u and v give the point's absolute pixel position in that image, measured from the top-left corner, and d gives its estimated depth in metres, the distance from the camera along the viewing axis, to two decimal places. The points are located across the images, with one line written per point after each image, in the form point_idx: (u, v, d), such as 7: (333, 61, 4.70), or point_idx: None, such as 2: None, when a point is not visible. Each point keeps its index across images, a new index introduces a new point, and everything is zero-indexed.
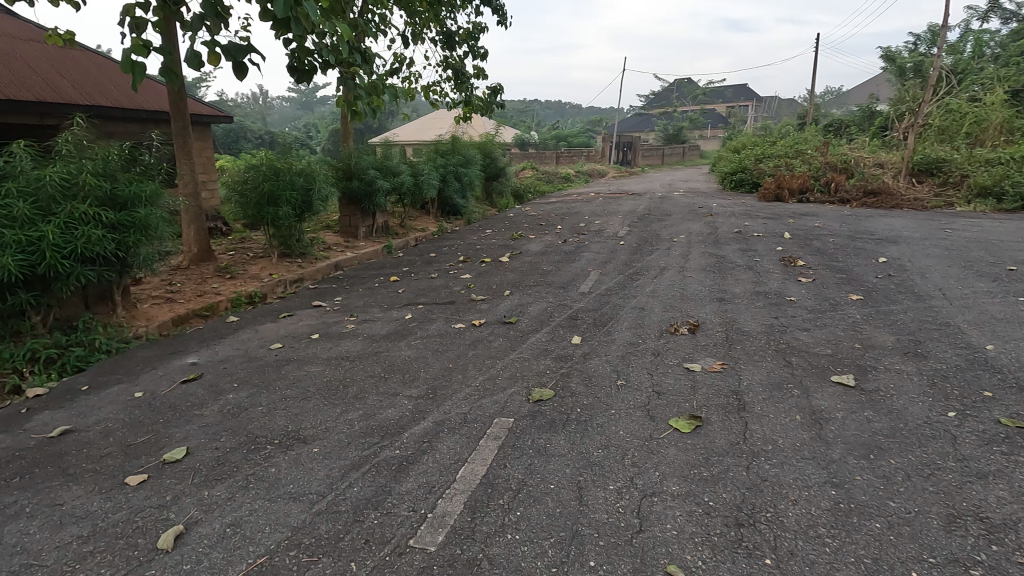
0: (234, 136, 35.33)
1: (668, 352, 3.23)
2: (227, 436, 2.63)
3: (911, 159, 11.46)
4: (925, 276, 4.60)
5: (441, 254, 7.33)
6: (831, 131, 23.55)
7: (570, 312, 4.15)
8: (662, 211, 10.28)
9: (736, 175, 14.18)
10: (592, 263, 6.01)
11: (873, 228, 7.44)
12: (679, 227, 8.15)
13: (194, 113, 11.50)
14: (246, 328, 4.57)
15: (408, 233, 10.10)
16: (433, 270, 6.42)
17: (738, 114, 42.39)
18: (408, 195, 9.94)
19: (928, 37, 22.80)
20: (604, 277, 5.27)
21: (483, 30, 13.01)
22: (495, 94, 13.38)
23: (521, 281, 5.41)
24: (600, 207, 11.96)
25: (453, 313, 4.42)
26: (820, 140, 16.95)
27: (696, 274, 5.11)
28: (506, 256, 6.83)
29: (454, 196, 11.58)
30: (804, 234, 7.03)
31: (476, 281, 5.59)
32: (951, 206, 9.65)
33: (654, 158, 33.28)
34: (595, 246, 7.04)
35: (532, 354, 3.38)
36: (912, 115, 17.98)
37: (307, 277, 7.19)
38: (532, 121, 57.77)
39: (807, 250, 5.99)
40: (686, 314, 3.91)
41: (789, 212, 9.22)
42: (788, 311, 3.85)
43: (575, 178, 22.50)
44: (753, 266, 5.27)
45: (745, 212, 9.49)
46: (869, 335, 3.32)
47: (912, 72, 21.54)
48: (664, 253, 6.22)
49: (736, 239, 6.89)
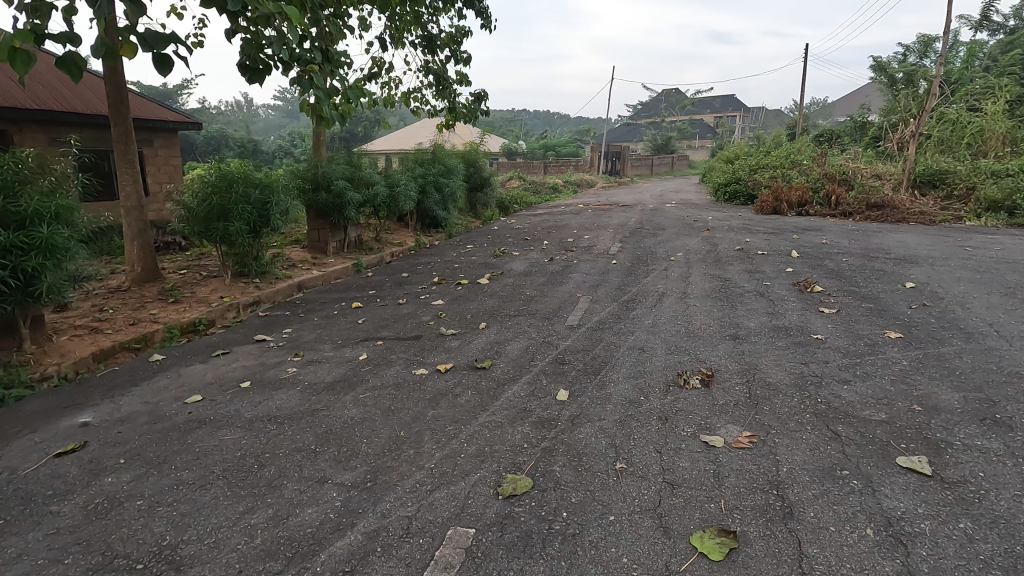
0: (215, 144, 34.44)
1: (678, 417, 2.55)
2: (79, 553, 1.90)
3: (913, 171, 10.99)
4: (967, 307, 3.98)
5: (415, 275, 6.61)
6: (822, 141, 23.25)
7: (555, 355, 3.45)
8: (655, 225, 9.67)
9: (730, 186, 13.66)
10: (581, 286, 5.34)
11: (886, 245, 6.86)
12: (675, 244, 7.53)
13: (158, 118, 10.71)
14: (168, 370, 3.81)
15: (383, 248, 9.41)
16: (402, 293, 5.71)
17: (726, 125, 42.32)
18: (384, 208, 9.23)
19: (917, 48, 22.66)
20: (595, 305, 4.60)
21: (466, 35, 12.43)
22: (479, 101, 12.77)
23: (500, 310, 4.72)
24: (590, 219, 11.35)
25: (416, 354, 3.71)
26: (813, 150, 16.56)
27: (701, 302, 4.46)
28: (486, 277, 6.14)
29: (435, 208, 10.90)
30: (813, 253, 6.43)
31: (449, 309, 4.88)
32: (960, 220, 9.14)
33: (642, 168, 32.91)
34: (584, 265, 6.38)
35: (506, 416, 2.68)
36: (906, 125, 17.65)
37: (264, 299, 6.43)
38: (521, 131, 57.43)
39: (821, 271, 5.38)
40: (695, 357, 3.24)
41: (791, 227, 8.66)
42: (818, 354, 3.19)
43: (563, 189, 21.94)
44: (764, 292, 4.63)
45: (744, 226, 8.89)
46: (927, 391, 2.66)
47: (903, 83, 21.33)
48: (662, 275, 5.57)
49: (738, 258, 6.25)
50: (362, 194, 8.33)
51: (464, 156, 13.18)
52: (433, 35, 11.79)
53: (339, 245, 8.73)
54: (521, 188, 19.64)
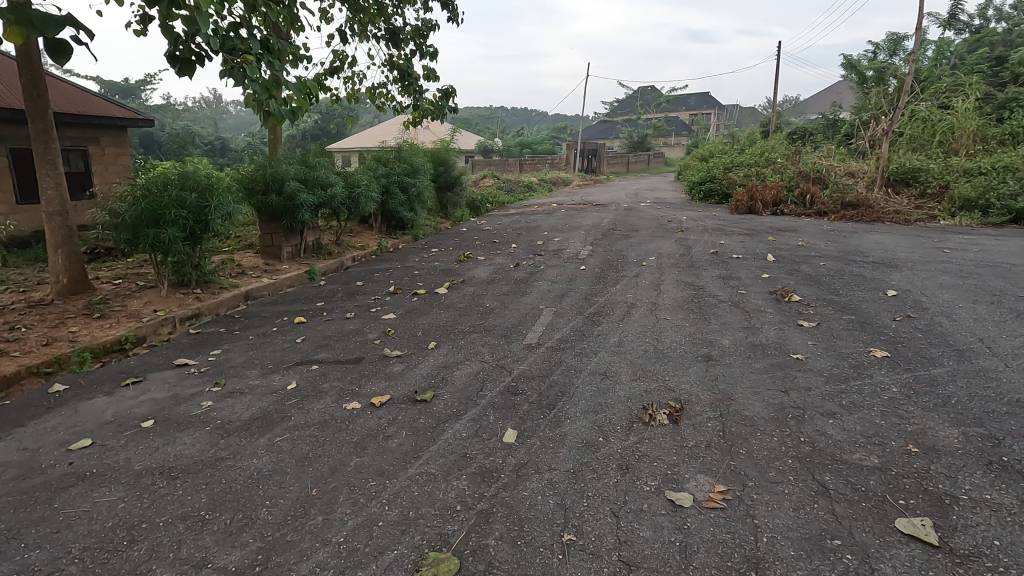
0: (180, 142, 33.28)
1: (641, 466, 2.17)
2: None
3: (887, 169, 10.87)
4: (954, 319, 3.70)
5: (370, 284, 6.15)
6: (795, 138, 23.29)
7: (508, 382, 3.05)
8: (629, 226, 9.34)
9: (705, 185, 13.44)
10: (546, 297, 4.95)
11: (863, 247, 6.62)
12: (648, 247, 7.19)
13: (103, 115, 10.00)
14: (66, 404, 3.31)
15: (344, 252, 8.94)
16: (353, 305, 5.25)
17: (701, 123, 42.47)
18: (343, 210, 8.72)
19: (887, 45, 22.84)
20: (558, 319, 4.21)
21: (432, 28, 11.95)
22: (447, 97, 12.32)
23: (455, 325, 4.31)
24: (562, 220, 10.98)
25: (352, 382, 3.27)
26: (787, 148, 16.47)
27: (671, 315, 4.12)
28: (445, 285, 5.71)
29: (401, 210, 10.41)
30: (789, 256, 6.15)
31: (399, 325, 4.44)
32: (934, 219, 9.01)
33: (618, 165, 32.74)
34: (551, 272, 5.99)
35: (442, 465, 2.28)
36: (878, 123, 17.67)
37: (204, 312, 5.90)
38: (497, 128, 56.98)
39: (798, 278, 5.09)
40: (664, 385, 2.87)
41: (766, 227, 8.42)
42: (799, 380, 2.85)
43: (538, 188, 21.57)
44: (739, 303, 4.31)
45: (719, 227, 8.61)
46: (923, 427, 2.33)
47: (873, 80, 21.45)
48: (632, 283, 5.22)
49: (713, 263, 5.94)
50: (319, 196, 7.81)
51: (432, 154, 12.71)
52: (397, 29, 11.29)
53: (295, 250, 8.21)
54: (495, 187, 19.20)
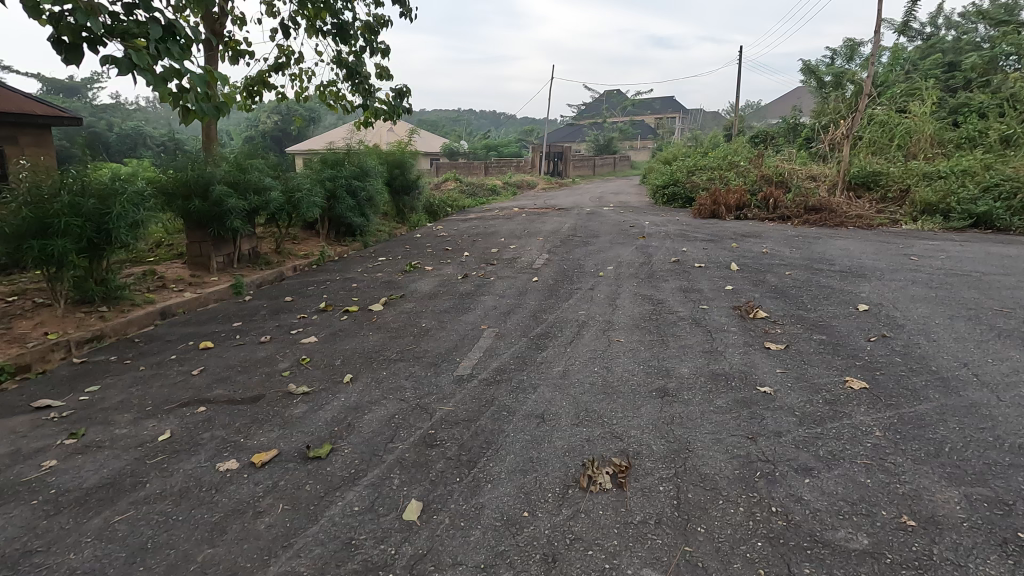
0: (128, 143, 31.66)
1: (572, 557, 1.67)
2: None
3: (848, 172, 10.78)
4: (933, 338, 3.34)
5: (301, 299, 5.54)
6: (757, 142, 23.46)
7: (426, 429, 2.53)
8: (589, 232, 8.93)
9: (669, 188, 13.17)
10: (490, 314, 4.45)
11: (828, 254, 6.34)
12: (607, 255, 6.78)
13: (19, 111, 9.10)
14: None
15: (285, 261, 8.29)
16: (273, 325, 4.64)
17: (666, 127, 42.80)
18: (281, 215, 8.06)
19: (844, 51, 23.22)
20: (500, 342, 3.72)
21: (385, 24, 11.36)
22: (401, 97, 11.75)
23: (382, 350, 3.76)
24: (522, 225, 10.52)
25: (240, 429, 2.70)
26: (750, 151, 16.43)
27: (625, 335, 3.67)
28: (382, 301, 5.15)
29: (349, 214, 9.78)
30: (753, 265, 5.81)
31: (318, 350, 3.87)
32: (897, 223, 8.88)
33: (584, 169, 32.58)
34: (501, 284, 5.50)
35: (317, 559, 1.75)
36: (837, 127, 17.83)
37: (108, 333, 5.19)
38: (464, 131, 56.36)
39: (763, 290, 4.73)
40: (609, 432, 2.39)
41: (729, 233, 8.13)
42: (767, 423, 2.41)
43: (502, 191, 21.09)
44: (700, 321, 3.89)
45: (682, 233, 8.27)
46: (917, 489, 1.92)
47: (831, 85, 21.74)
48: (586, 297, 4.77)
49: (673, 274, 5.56)
50: (251, 201, 7.13)
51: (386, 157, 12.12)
52: (346, 24, 10.68)
53: (226, 260, 7.51)
54: (457, 191, 18.63)
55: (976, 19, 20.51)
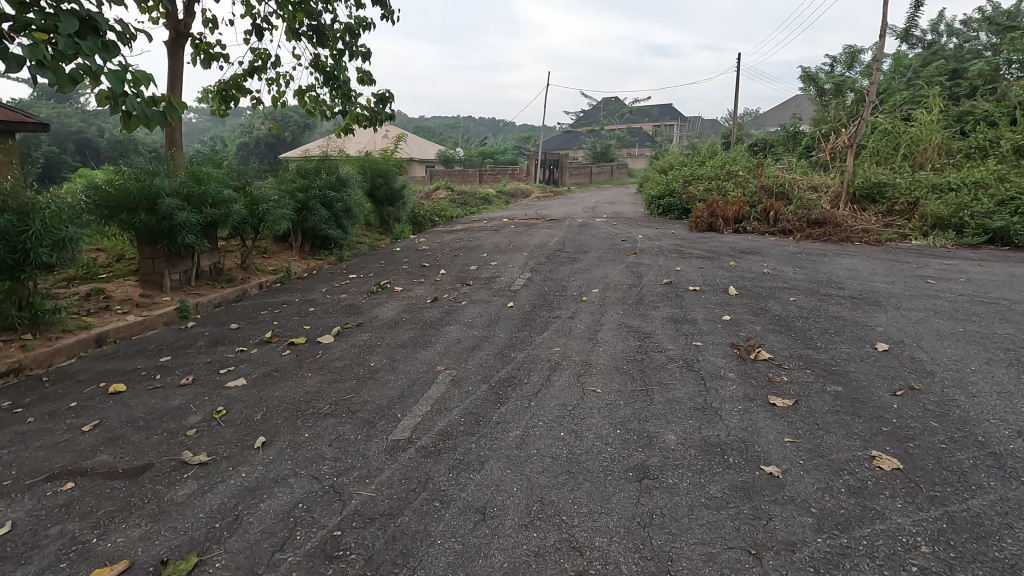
0: (118, 148, 31.15)
1: None
2: None
3: (851, 184, 10.26)
4: (972, 393, 2.77)
5: (248, 326, 4.95)
6: (756, 150, 22.99)
7: (330, 528, 1.94)
8: (578, 247, 8.36)
9: (664, 199, 12.60)
10: (451, 349, 3.87)
11: (835, 275, 5.78)
12: (594, 275, 6.21)
13: None
14: None
15: (250, 278, 7.72)
16: (205, 361, 4.05)
17: (664, 134, 42.41)
18: (244, 228, 7.48)
19: (844, 58, 22.82)
20: (453, 390, 3.13)
21: (367, 27, 10.85)
22: (384, 103, 11.24)
23: (315, 399, 3.17)
24: (507, 238, 9.95)
25: (100, 521, 2.11)
26: (749, 160, 15.92)
27: (602, 383, 3.09)
28: (335, 330, 4.58)
29: (324, 226, 9.22)
30: (753, 288, 5.24)
31: (242, 397, 3.28)
32: (905, 238, 8.34)
33: (581, 176, 32.12)
34: (471, 310, 4.92)
35: None
36: (838, 136, 17.33)
37: (28, 366, 4.58)
38: (461, 138, 56.02)
39: (763, 322, 4.16)
40: (567, 541, 1.81)
41: (726, 249, 7.56)
42: (775, 529, 1.82)
43: (494, 201, 20.53)
44: (691, 365, 3.31)
45: (675, 249, 7.70)
46: None
47: (831, 93, 21.30)
48: (564, 328, 4.20)
49: (664, 300, 4.98)
50: (207, 214, 6.56)
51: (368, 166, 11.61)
52: (324, 27, 10.19)
53: (182, 278, 6.93)
54: (446, 200, 18.05)
55: (978, 26, 20.10)
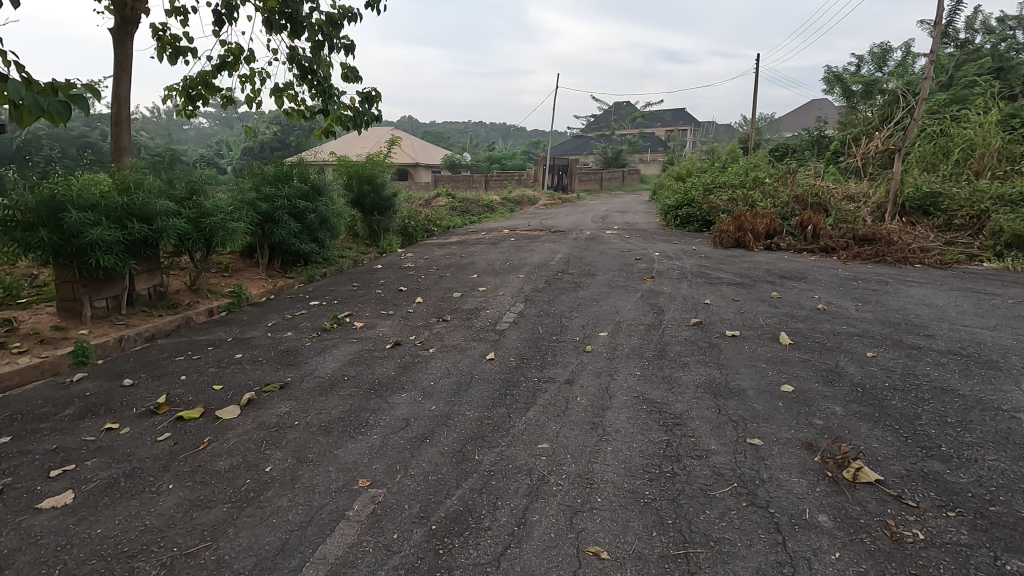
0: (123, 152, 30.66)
1: None
2: None
3: (900, 194, 8.94)
4: None
5: (146, 383, 3.77)
6: (777, 155, 21.61)
7: None
8: (584, 267, 7.16)
9: (682, 209, 11.34)
10: (391, 440, 2.67)
11: (912, 313, 4.51)
12: (601, 308, 5.00)
13: None
14: None
15: (197, 304, 6.59)
16: (52, 446, 2.87)
17: (677, 139, 41.10)
18: (190, 247, 6.38)
19: (873, 58, 21.39)
20: (368, 539, 1.94)
21: (351, 18, 9.76)
22: (369, 102, 10.16)
23: (150, 547, 1.98)
24: (504, 255, 8.76)
25: None
26: (774, 166, 14.61)
27: (610, 534, 1.88)
28: (251, 394, 3.38)
29: (294, 240, 8.12)
30: (812, 335, 3.99)
31: (46, 536, 2.09)
32: (975, 260, 7.02)
33: (591, 182, 30.89)
34: (437, 365, 3.72)
35: None
36: (871, 140, 15.98)
37: None
38: (469, 142, 55.07)
39: (840, 398, 2.93)
40: None
41: (761, 273, 6.34)
42: None
43: (498, 208, 19.36)
44: (751, 494, 2.09)
45: (700, 272, 6.46)
46: None
47: (860, 94, 19.88)
48: (557, 403, 2.99)
49: (693, 352, 3.75)
50: (133, 230, 5.42)
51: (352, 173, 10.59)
52: (301, 16, 9.16)
53: (109, 305, 5.80)
54: (447, 209, 16.95)
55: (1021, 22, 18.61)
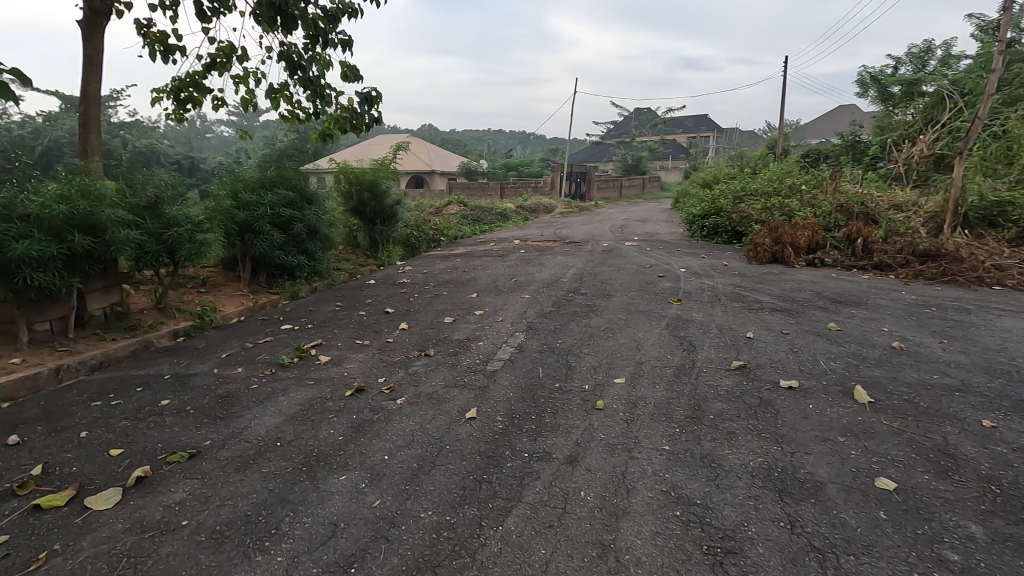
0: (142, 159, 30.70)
1: None
2: None
3: (964, 202, 7.85)
4: None
5: (34, 441, 2.97)
6: (808, 161, 20.42)
7: None
8: (599, 285, 6.26)
9: (709, 219, 10.37)
10: (301, 568, 1.81)
11: (1018, 356, 3.52)
12: (618, 342, 4.10)
13: None
14: None
15: (160, 325, 5.84)
16: None
17: (700, 146, 39.90)
18: (152, 262, 5.64)
19: (913, 58, 20.10)
20: None
21: (350, 13, 9.04)
22: (368, 103, 9.41)
23: None
24: (511, 269, 7.90)
25: None
26: (809, 172, 13.53)
27: None
28: (150, 467, 2.55)
29: (279, 252, 7.37)
30: (896, 390, 3.03)
31: None
32: None
33: (610, 189, 29.92)
34: (400, 425, 2.85)
35: None
36: (913, 145, 14.80)
37: None
38: (487, 149, 54.55)
39: (968, 506, 1.99)
40: None
41: (808, 297, 5.38)
42: None
43: (512, 217, 18.53)
44: None
45: (736, 294, 5.51)
46: None
47: (901, 95, 18.63)
48: (550, 502, 2.10)
49: (738, 413, 2.82)
50: (73, 243, 4.69)
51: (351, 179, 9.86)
52: (294, 10, 8.46)
53: (51, 329, 5.07)
54: (456, 217, 16.16)
55: None
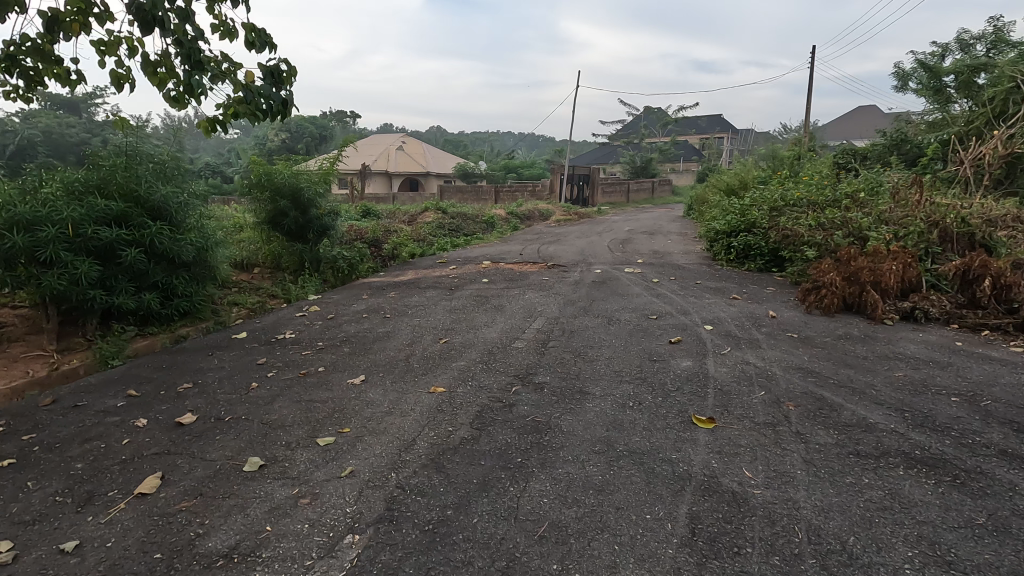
0: None
1: None
2: None
3: None
4: None
5: None
6: (842, 162, 17.72)
7: None
8: (570, 365, 3.73)
9: (737, 237, 7.83)
10: None
11: None
12: None
13: None
14: None
15: None
16: None
17: (714, 147, 37.21)
18: None
19: (969, 43, 17.25)
20: None
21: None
22: (275, 82, 6.60)
23: None
24: (452, 316, 5.40)
25: None
26: (858, 176, 10.91)
27: None
28: None
29: (99, 290, 4.94)
30: None
31: None
32: None
33: (616, 193, 27.36)
34: None
35: None
36: (983, 142, 12.01)
37: None
38: (489, 149, 52.26)
39: None
40: None
41: (955, 413, 2.82)
42: None
43: (500, 227, 15.98)
44: None
45: (819, 403, 2.96)
46: None
47: (957, 86, 15.83)
48: None
49: None
50: None
51: (267, 173, 7.63)
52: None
53: None
54: (431, 227, 13.68)
55: None
